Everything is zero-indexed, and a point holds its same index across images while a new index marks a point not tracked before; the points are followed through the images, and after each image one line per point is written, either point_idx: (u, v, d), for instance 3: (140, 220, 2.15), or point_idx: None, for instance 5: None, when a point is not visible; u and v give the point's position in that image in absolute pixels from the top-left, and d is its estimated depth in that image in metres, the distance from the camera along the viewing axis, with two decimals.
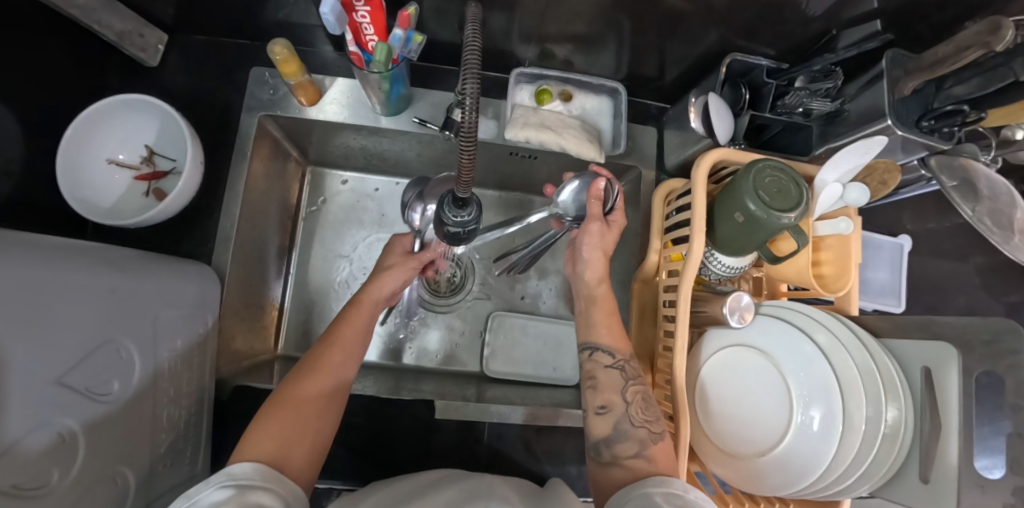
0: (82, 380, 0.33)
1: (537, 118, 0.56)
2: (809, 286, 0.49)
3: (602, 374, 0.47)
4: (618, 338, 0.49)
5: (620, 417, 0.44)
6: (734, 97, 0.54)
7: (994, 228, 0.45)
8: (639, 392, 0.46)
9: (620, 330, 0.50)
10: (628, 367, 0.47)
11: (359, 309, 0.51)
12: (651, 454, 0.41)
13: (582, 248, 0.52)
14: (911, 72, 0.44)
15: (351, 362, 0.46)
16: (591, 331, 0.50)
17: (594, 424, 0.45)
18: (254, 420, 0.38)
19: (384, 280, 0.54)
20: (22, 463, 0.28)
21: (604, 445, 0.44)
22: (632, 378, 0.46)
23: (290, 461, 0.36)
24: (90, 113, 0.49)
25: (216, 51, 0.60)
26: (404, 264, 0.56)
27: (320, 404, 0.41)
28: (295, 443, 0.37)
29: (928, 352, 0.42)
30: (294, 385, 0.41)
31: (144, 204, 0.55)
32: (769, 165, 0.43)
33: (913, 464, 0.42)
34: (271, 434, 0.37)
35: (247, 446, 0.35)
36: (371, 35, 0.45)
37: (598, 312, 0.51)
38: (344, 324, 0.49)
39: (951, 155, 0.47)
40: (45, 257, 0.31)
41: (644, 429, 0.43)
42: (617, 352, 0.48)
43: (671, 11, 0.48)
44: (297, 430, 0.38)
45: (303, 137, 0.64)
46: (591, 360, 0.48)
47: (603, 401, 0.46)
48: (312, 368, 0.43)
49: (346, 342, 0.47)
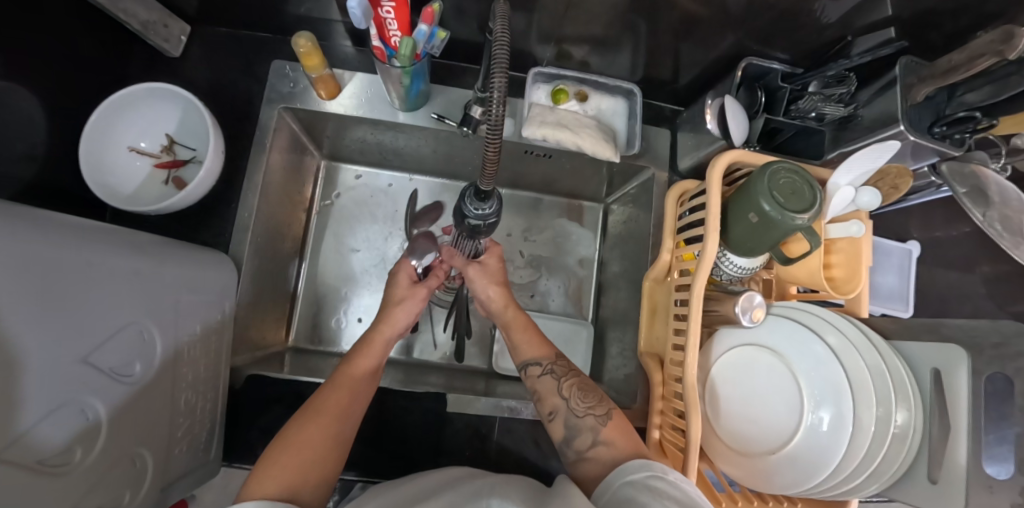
0: (106, 361, 0.33)
1: (554, 117, 0.57)
2: (820, 289, 0.50)
3: (539, 385, 0.50)
4: (539, 346, 0.53)
5: (566, 415, 0.47)
6: (749, 99, 0.55)
7: (1004, 232, 0.46)
8: (574, 384, 0.49)
9: (537, 337, 0.53)
10: (558, 367, 0.51)
11: (370, 349, 0.49)
12: (607, 439, 0.44)
13: (479, 292, 0.57)
14: (925, 79, 0.45)
15: (358, 404, 0.45)
16: (516, 353, 0.54)
17: (553, 429, 0.48)
18: (259, 460, 0.39)
19: (396, 317, 0.52)
20: (47, 441, 0.28)
21: (566, 444, 0.46)
22: (562, 375, 0.50)
23: (298, 496, 0.37)
24: (115, 99, 0.50)
25: (238, 43, 0.61)
26: (414, 295, 0.55)
27: (325, 444, 0.41)
28: (300, 481, 0.37)
29: (938, 353, 0.43)
30: (299, 427, 0.41)
31: (164, 191, 0.55)
32: (783, 166, 0.44)
33: (923, 464, 0.42)
34: (276, 473, 0.37)
35: (253, 486, 0.36)
36: (394, 30, 0.45)
37: (515, 334, 0.54)
38: (353, 364, 0.48)
39: (962, 162, 0.48)
40: (75, 238, 0.32)
41: (590, 416, 0.46)
42: (543, 358, 0.52)
43: (688, 16, 0.49)
44: (299, 469, 0.38)
45: (321, 131, 0.65)
46: (527, 377, 0.52)
47: (550, 408, 0.48)
48: (318, 408, 0.43)
49: (353, 383, 0.46)
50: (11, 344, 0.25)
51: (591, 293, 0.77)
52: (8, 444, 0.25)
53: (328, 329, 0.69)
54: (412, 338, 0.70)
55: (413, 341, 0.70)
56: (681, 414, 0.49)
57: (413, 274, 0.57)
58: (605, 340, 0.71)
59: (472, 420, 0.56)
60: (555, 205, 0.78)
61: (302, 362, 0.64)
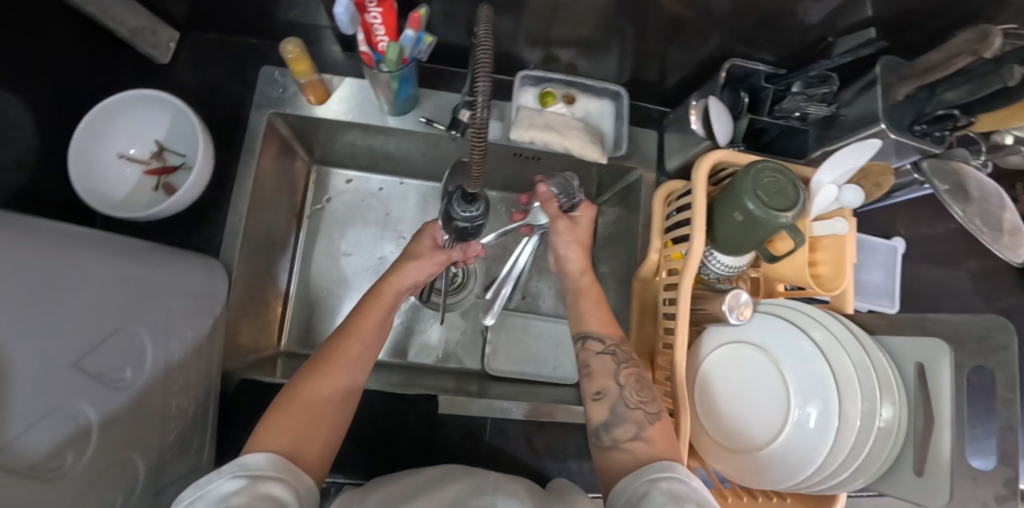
0: (97, 366, 0.34)
1: (542, 120, 0.57)
2: (805, 286, 0.50)
3: (596, 361, 0.49)
4: (608, 324, 0.52)
5: (615, 401, 0.46)
6: (734, 100, 0.55)
7: (984, 228, 0.46)
8: (631, 374, 0.48)
9: (606, 314, 0.53)
10: (619, 352, 0.50)
11: (379, 301, 0.49)
12: (650, 436, 0.43)
13: (559, 249, 0.57)
14: (906, 78, 0.46)
15: (366, 359, 0.46)
16: (579, 322, 0.53)
17: (593, 410, 0.47)
18: (268, 410, 0.39)
19: (407, 271, 0.52)
20: (38, 446, 0.28)
21: (604, 429, 0.45)
22: (623, 360, 0.49)
23: (305, 451, 0.37)
24: (103, 107, 0.50)
25: (227, 49, 0.61)
26: (432, 257, 0.53)
27: (333, 401, 0.41)
28: (310, 435, 0.38)
29: (922, 349, 0.43)
30: (308, 380, 0.41)
31: (154, 197, 0.55)
32: (767, 165, 0.44)
33: (908, 460, 0.43)
34: (286, 424, 0.37)
35: (263, 434, 0.37)
36: (383, 35, 0.46)
37: (585, 302, 0.54)
38: (360, 319, 0.47)
39: (943, 159, 0.49)
40: (66, 244, 0.32)
41: (640, 410, 0.45)
42: (608, 337, 0.51)
43: (673, 19, 0.50)
44: (309, 422, 0.38)
45: (311, 136, 0.65)
46: (584, 349, 0.51)
47: (599, 387, 0.48)
48: (327, 362, 0.43)
49: (361, 338, 0.46)
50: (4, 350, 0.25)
51: None
52: None
53: (320, 334, 0.69)
54: (404, 341, 0.71)
55: (405, 344, 0.71)
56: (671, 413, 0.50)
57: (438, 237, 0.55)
58: None
59: (464, 420, 0.57)
60: None
61: (293, 366, 0.65)
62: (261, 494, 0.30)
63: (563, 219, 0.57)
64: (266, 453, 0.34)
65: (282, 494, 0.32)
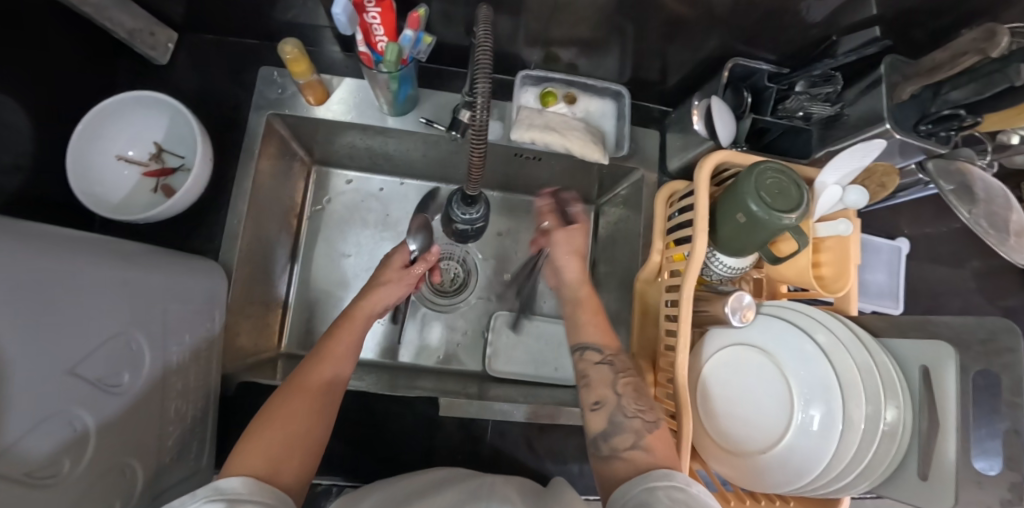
0: (93, 371, 0.33)
1: (542, 120, 0.57)
2: (808, 286, 0.50)
3: (594, 371, 0.50)
4: (605, 335, 0.53)
5: (614, 410, 0.46)
6: (736, 101, 0.55)
7: (991, 229, 0.46)
8: (629, 384, 0.48)
9: (605, 326, 0.54)
10: (617, 361, 0.50)
11: (350, 325, 0.50)
12: (648, 444, 0.42)
13: (558, 261, 0.59)
14: (910, 77, 0.45)
15: (339, 382, 0.45)
16: (577, 333, 0.54)
17: (592, 420, 0.47)
18: (240, 439, 0.38)
19: (379, 294, 0.55)
20: (35, 453, 0.28)
21: (603, 439, 0.45)
22: (620, 370, 0.49)
23: (281, 474, 0.36)
24: (100, 109, 0.50)
25: (226, 50, 0.61)
26: (403, 278, 0.57)
27: (308, 424, 0.40)
28: (285, 459, 0.37)
29: (927, 351, 0.43)
30: (281, 404, 0.41)
31: (153, 199, 0.55)
32: (770, 166, 0.44)
33: (912, 462, 0.42)
34: (260, 449, 0.36)
35: (236, 461, 0.35)
36: (382, 35, 0.46)
37: (583, 314, 0.55)
38: (333, 340, 0.48)
39: (949, 159, 0.49)
40: (60, 246, 0.32)
41: (638, 419, 0.44)
42: (606, 348, 0.51)
43: (673, 18, 0.49)
44: (285, 445, 0.38)
45: (310, 137, 0.65)
46: (582, 359, 0.51)
47: (597, 397, 0.48)
48: (298, 387, 0.43)
49: (334, 362, 0.46)
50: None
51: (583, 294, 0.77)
52: None
53: (320, 335, 0.69)
54: (403, 342, 0.70)
55: (405, 346, 0.70)
56: (672, 415, 0.49)
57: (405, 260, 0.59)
58: None
59: (464, 422, 0.56)
60: None
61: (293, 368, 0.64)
62: None
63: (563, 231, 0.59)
64: (241, 477, 0.33)
65: None
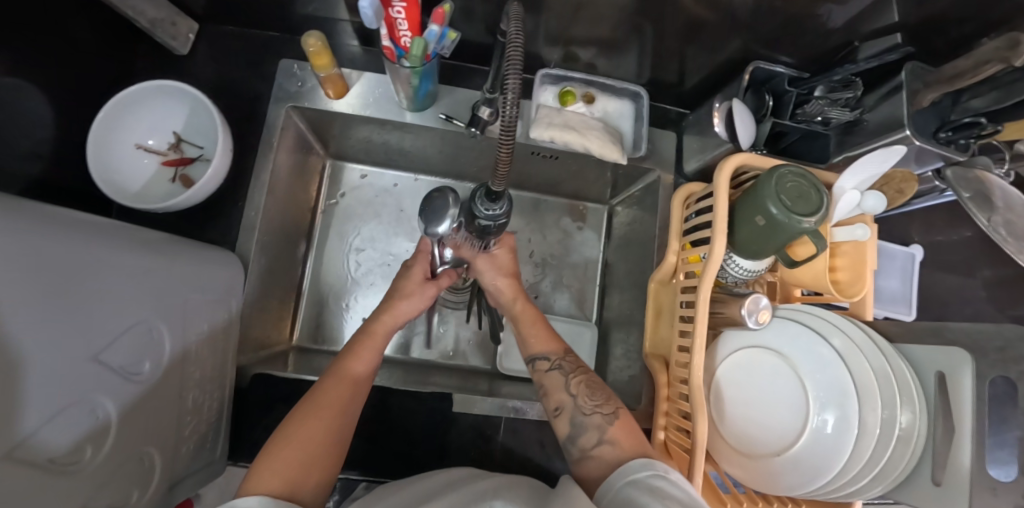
0: (116, 359, 0.33)
1: (561, 119, 0.57)
2: (824, 290, 0.50)
3: (547, 379, 0.51)
4: (548, 341, 0.54)
5: (573, 412, 0.47)
6: (756, 104, 0.55)
7: (1009, 237, 0.46)
8: (582, 382, 0.49)
9: (545, 332, 0.55)
10: (565, 363, 0.52)
11: (372, 340, 0.50)
12: (613, 438, 0.44)
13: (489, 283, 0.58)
14: (931, 84, 0.45)
15: (359, 396, 0.45)
16: (524, 346, 0.55)
17: (558, 425, 0.48)
18: (259, 456, 0.38)
19: (399, 309, 0.53)
20: (59, 439, 0.28)
21: (570, 442, 0.46)
22: (570, 371, 0.51)
23: (298, 493, 0.37)
24: (121, 97, 0.50)
25: (246, 41, 0.61)
26: (422, 292, 0.55)
27: (326, 440, 0.41)
28: (302, 478, 0.38)
29: (942, 357, 0.43)
30: (300, 422, 0.41)
31: (171, 189, 0.55)
32: (791, 170, 0.44)
33: (925, 469, 0.42)
34: (277, 468, 0.37)
35: (255, 479, 0.36)
36: (405, 30, 0.45)
37: (524, 328, 0.56)
38: (352, 359, 0.47)
39: (966, 167, 0.48)
40: (81, 233, 0.31)
41: (597, 415, 0.46)
42: (552, 353, 0.52)
43: (694, 20, 0.49)
44: (302, 464, 0.38)
45: (327, 131, 0.65)
46: (535, 371, 0.52)
47: (556, 403, 0.49)
48: (318, 403, 0.42)
49: (355, 376, 0.46)
50: (14, 348, 0.24)
51: (595, 294, 0.77)
52: (10, 448, 0.24)
53: (332, 329, 0.69)
54: (416, 337, 0.70)
55: (417, 342, 0.70)
56: (686, 415, 0.49)
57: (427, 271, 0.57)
58: (608, 342, 0.71)
59: (477, 420, 0.56)
60: (558, 206, 0.79)
61: (306, 361, 0.64)
62: None
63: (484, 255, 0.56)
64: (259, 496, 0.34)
65: None
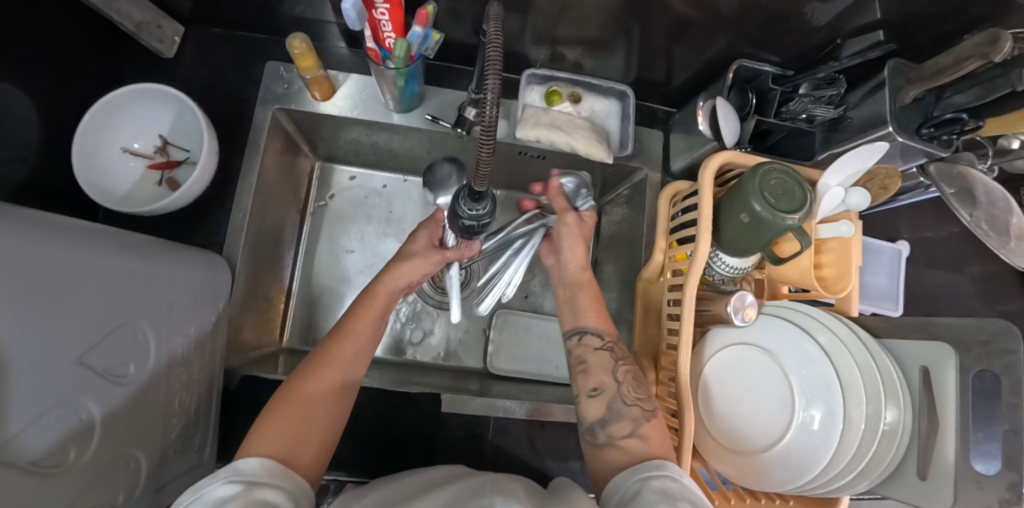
0: (100, 361, 0.33)
1: (548, 119, 0.57)
2: (810, 287, 0.50)
3: (592, 356, 0.50)
4: (605, 322, 0.53)
5: (613, 397, 0.46)
6: (740, 102, 0.56)
7: (991, 234, 0.48)
8: (628, 371, 0.48)
9: (605, 313, 0.54)
10: (616, 349, 0.51)
11: (373, 301, 0.50)
12: (645, 433, 0.43)
13: (564, 243, 0.58)
14: (913, 81, 0.46)
15: (360, 360, 0.46)
16: (578, 316, 0.54)
17: (588, 407, 0.47)
18: (258, 418, 0.38)
19: (400, 271, 0.53)
20: (40, 441, 0.28)
21: (600, 426, 0.46)
22: (620, 357, 0.50)
23: (299, 457, 0.37)
24: (108, 100, 0.50)
25: (232, 43, 0.61)
26: (427, 257, 0.55)
27: (326, 404, 0.41)
28: (303, 441, 0.38)
29: (926, 353, 0.43)
30: (299, 385, 0.41)
31: (158, 193, 0.55)
32: (773, 166, 0.44)
33: (910, 464, 0.43)
34: (277, 430, 0.37)
35: (255, 440, 0.36)
36: (389, 31, 0.46)
37: (583, 298, 0.55)
38: (355, 319, 0.48)
39: (949, 163, 0.49)
40: (69, 238, 0.32)
41: (637, 408, 0.45)
42: (607, 334, 0.52)
43: (679, 19, 0.50)
44: (303, 427, 0.38)
45: (315, 132, 0.65)
46: (580, 344, 0.51)
47: (595, 384, 0.48)
48: (318, 366, 0.43)
49: (356, 339, 0.46)
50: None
51: None
52: None
53: (322, 331, 0.69)
54: (405, 338, 0.71)
55: (407, 341, 0.71)
56: (674, 413, 0.50)
57: (436, 238, 0.57)
58: None
59: (467, 419, 0.57)
60: None
61: (295, 363, 0.64)
62: (256, 499, 0.30)
63: (573, 215, 0.58)
64: (260, 458, 0.34)
65: (276, 500, 0.31)
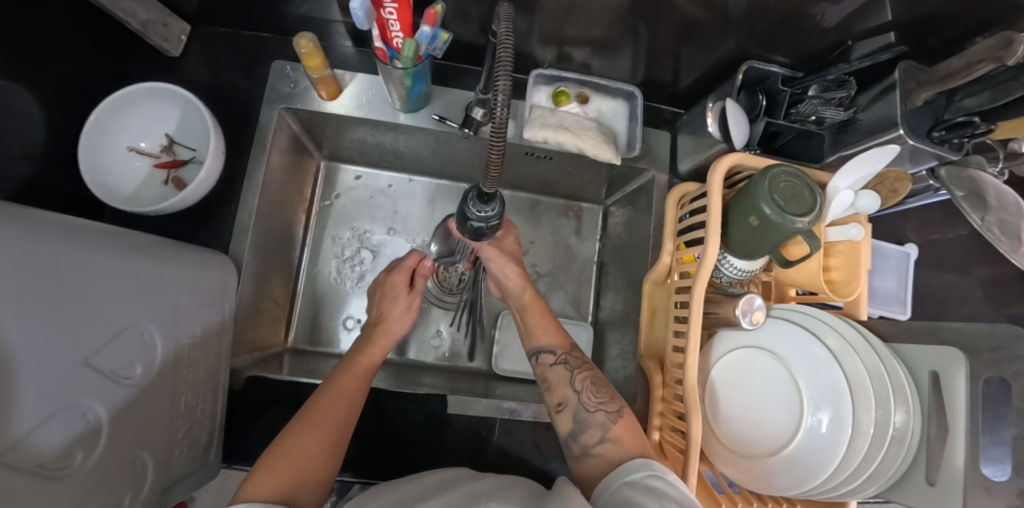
0: (105, 363, 0.33)
1: (555, 119, 0.57)
2: (818, 290, 0.50)
3: (551, 373, 0.51)
4: (555, 335, 0.53)
5: (575, 409, 0.47)
6: (750, 103, 0.55)
7: (1003, 237, 0.46)
8: (586, 379, 0.49)
9: (552, 325, 0.54)
10: (571, 359, 0.51)
11: (365, 361, 0.50)
12: (615, 436, 0.43)
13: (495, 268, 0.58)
14: (924, 84, 0.45)
15: (356, 408, 0.45)
16: (531, 338, 0.54)
17: (560, 422, 0.47)
18: (253, 468, 0.38)
19: (392, 325, 0.55)
20: (48, 443, 0.28)
21: (572, 438, 0.46)
22: (576, 367, 0.50)
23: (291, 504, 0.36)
24: (115, 99, 0.50)
25: (238, 42, 0.60)
26: (409, 304, 0.58)
27: (321, 453, 0.40)
28: (296, 489, 0.37)
29: (937, 357, 0.43)
30: (295, 434, 0.41)
31: (164, 192, 0.55)
32: (784, 170, 0.44)
33: (919, 467, 0.42)
34: (271, 480, 0.36)
35: (249, 489, 0.36)
36: (397, 31, 0.45)
37: (531, 318, 0.56)
38: (350, 375, 0.48)
39: (960, 166, 0.48)
40: (75, 239, 0.32)
41: (601, 412, 0.45)
42: (558, 347, 0.52)
43: (687, 20, 0.49)
44: (296, 477, 0.38)
45: (320, 132, 0.65)
46: (539, 363, 0.52)
47: (559, 399, 0.48)
48: (314, 414, 0.42)
49: (351, 392, 0.46)
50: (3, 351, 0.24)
51: (590, 294, 0.77)
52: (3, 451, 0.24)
53: (326, 331, 0.69)
54: (410, 339, 0.70)
55: (411, 342, 0.70)
56: (680, 416, 0.49)
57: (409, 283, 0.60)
58: (604, 342, 0.71)
59: (471, 421, 0.56)
60: (552, 206, 0.79)
61: (300, 363, 0.64)
62: None
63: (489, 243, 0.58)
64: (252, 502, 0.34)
65: None
